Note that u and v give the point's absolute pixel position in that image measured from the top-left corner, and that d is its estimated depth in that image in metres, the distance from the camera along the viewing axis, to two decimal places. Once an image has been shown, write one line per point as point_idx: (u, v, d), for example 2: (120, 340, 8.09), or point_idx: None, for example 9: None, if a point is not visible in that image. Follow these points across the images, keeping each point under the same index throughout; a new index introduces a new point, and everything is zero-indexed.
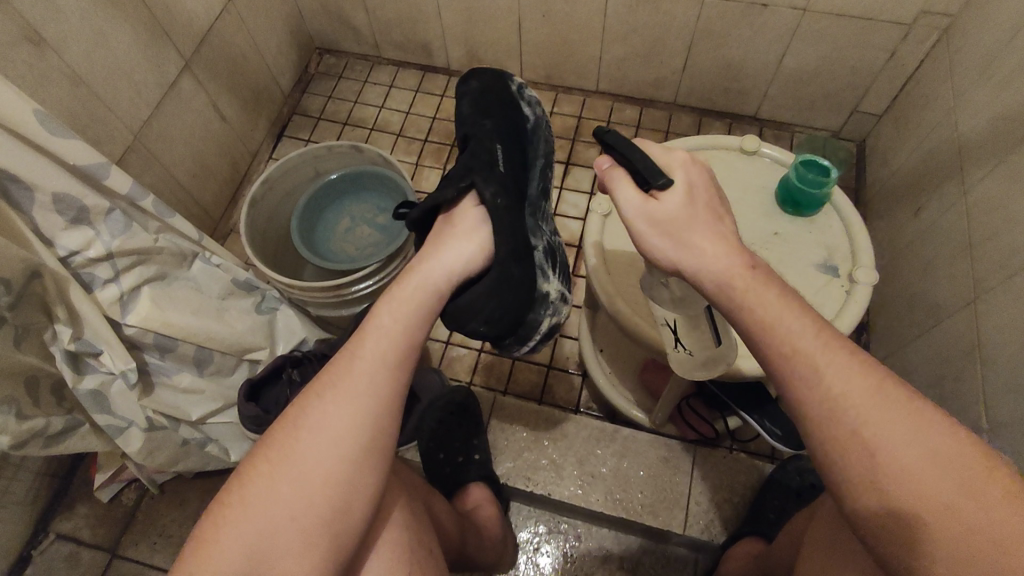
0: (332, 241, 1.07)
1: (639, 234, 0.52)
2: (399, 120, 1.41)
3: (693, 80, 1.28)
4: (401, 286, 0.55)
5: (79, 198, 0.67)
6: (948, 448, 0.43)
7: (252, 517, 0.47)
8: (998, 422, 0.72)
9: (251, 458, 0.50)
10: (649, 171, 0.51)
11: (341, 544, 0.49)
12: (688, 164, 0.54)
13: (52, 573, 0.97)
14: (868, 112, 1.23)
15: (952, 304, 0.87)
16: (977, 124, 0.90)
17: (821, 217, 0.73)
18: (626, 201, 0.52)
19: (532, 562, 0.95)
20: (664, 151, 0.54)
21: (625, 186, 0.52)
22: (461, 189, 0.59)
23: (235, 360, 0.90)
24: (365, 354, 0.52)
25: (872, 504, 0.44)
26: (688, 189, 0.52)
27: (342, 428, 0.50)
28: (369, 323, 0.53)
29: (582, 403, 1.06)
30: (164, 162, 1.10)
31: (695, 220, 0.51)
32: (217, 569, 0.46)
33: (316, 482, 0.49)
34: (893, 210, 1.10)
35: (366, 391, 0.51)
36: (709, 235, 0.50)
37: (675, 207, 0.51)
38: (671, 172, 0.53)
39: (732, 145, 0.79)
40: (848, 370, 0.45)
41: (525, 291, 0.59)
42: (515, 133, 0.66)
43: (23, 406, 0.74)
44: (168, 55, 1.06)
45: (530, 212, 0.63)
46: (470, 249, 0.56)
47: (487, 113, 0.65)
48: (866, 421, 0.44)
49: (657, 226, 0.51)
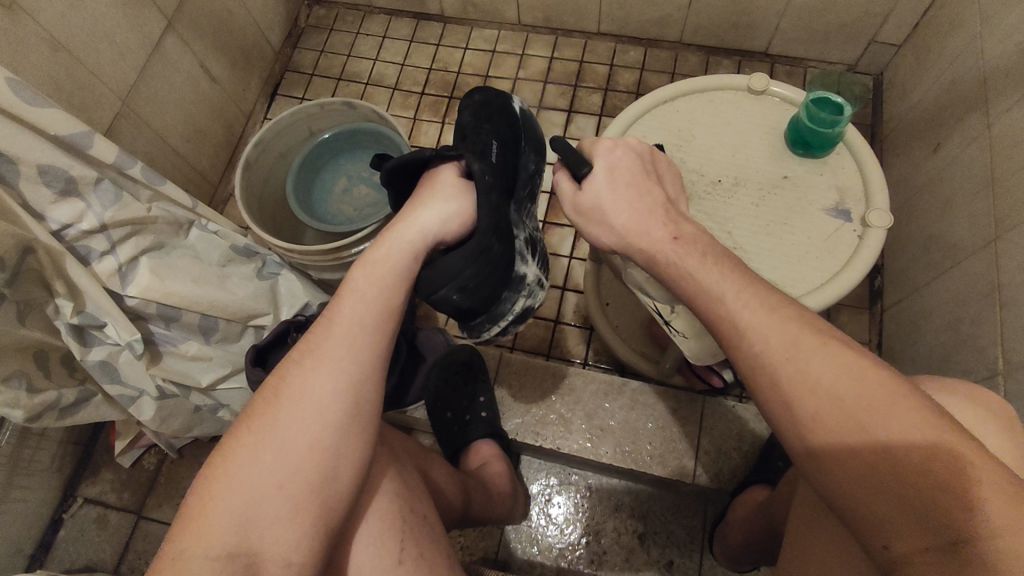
0: (328, 201, 1.05)
1: (577, 224, 0.57)
2: (394, 72, 1.36)
3: (700, 15, 1.21)
4: (375, 250, 0.55)
5: (66, 168, 0.66)
6: (890, 402, 0.39)
7: (239, 487, 0.47)
8: (1015, 363, 0.71)
9: (233, 431, 0.50)
10: (573, 163, 0.55)
11: (330, 508, 0.49)
12: (612, 147, 0.56)
13: (85, 534, 1.01)
14: (886, 42, 1.16)
15: (971, 244, 0.84)
16: (1006, 49, 0.84)
17: (833, 158, 0.70)
18: (561, 194, 0.57)
19: (544, 513, 0.97)
20: (591, 139, 0.57)
21: (559, 181, 0.57)
22: (447, 156, 0.57)
23: (240, 326, 0.89)
24: (343, 317, 0.52)
25: (825, 457, 0.41)
26: (609, 172, 0.55)
27: (325, 392, 0.50)
28: (344, 288, 0.54)
29: (590, 356, 1.06)
30: (156, 128, 1.08)
31: (618, 202, 0.53)
32: (205, 540, 0.46)
33: (301, 447, 0.49)
34: (911, 147, 1.05)
35: (347, 355, 0.51)
36: (629, 215, 0.53)
37: (596, 194, 0.54)
38: (593, 159, 0.56)
39: (739, 86, 0.75)
40: (780, 332, 0.44)
41: (501, 268, 0.58)
42: (516, 132, 0.62)
43: (34, 379, 0.75)
44: (149, 13, 1.02)
45: (515, 205, 0.61)
46: (450, 210, 0.55)
47: (489, 114, 0.60)
48: (796, 379, 0.42)
49: (583, 216, 0.55)
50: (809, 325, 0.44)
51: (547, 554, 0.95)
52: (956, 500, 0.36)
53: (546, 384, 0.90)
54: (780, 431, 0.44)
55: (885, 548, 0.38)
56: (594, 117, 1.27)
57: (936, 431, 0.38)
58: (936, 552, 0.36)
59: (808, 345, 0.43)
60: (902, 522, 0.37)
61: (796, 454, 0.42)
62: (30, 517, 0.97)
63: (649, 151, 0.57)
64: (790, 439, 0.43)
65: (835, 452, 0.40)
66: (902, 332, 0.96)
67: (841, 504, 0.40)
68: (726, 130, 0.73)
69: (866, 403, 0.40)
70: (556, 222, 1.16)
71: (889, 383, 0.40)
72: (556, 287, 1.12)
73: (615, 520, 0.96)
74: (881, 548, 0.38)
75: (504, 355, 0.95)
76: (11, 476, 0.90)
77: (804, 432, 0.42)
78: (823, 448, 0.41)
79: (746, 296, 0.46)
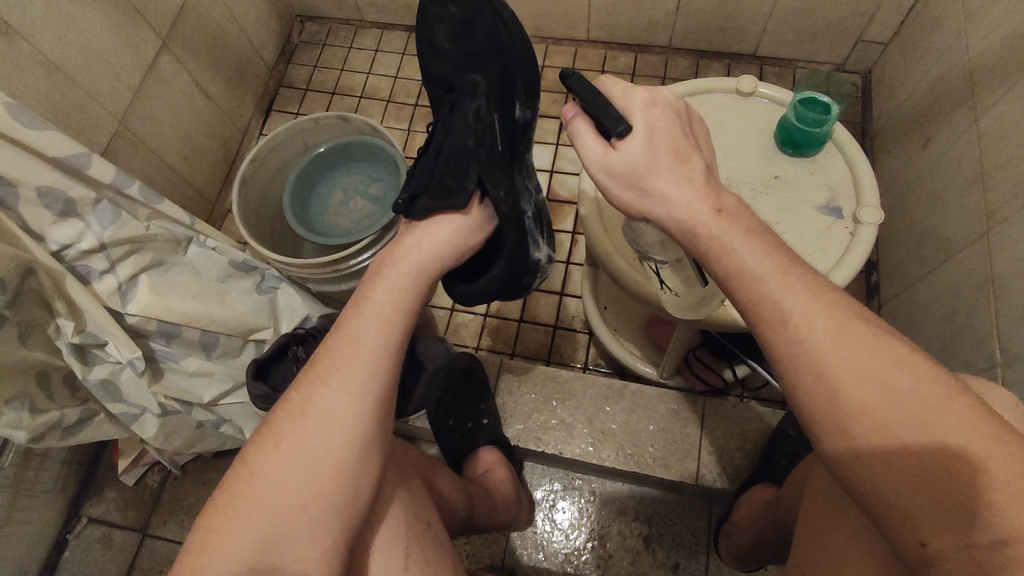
0: (325, 214, 1.06)
1: (607, 188, 0.49)
2: (388, 84, 1.38)
3: (688, 20, 1.23)
4: (398, 270, 0.54)
5: (64, 189, 0.67)
6: (942, 398, 0.38)
7: (262, 503, 0.48)
8: (1011, 354, 0.71)
9: (257, 447, 0.50)
10: (608, 121, 0.47)
11: (350, 524, 0.51)
12: (650, 103, 0.48)
13: (90, 554, 1.01)
14: (872, 41, 1.17)
15: (964, 237, 0.84)
16: (990, 44, 0.85)
17: (822, 156, 0.71)
18: (589, 154, 0.49)
19: (548, 518, 0.97)
20: (624, 91, 0.49)
21: (586, 139, 0.49)
22: (469, 187, 0.55)
23: (241, 341, 0.89)
24: (368, 341, 0.52)
25: (865, 454, 0.39)
26: (648, 132, 0.47)
27: (351, 415, 0.50)
28: (369, 307, 0.53)
29: (590, 360, 1.07)
30: (153, 147, 1.09)
31: (658, 167, 0.47)
32: (228, 554, 0.47)
33: (325, 468, 0.49)
34: (901, 143, 1.06)
35: (370, 378, 0.51)
36: (669, 179, 0.47)
37: (632, 157, 0.47)
38: (631, 115, 0.48)
39: (726, 88, 0.76)
40: (827, 317, 0.41)
41: (519, 255, 0.62)
42: (510, 85, 0.63)
43: (36, 400, 0.75)
44: (144, 34, 1.03)
45: (520, 166, 0.64)
46: (464, 246, 0.57)
47: (478, 59, 0.63)
48: (842, 369, 0.40)
49: (619, 180, 0.48)
50: (856, 311, 0.42)
51: (553, 560, 0.94)
52: (1001, 501, 0.35)
53: (548, 391, 0.90)
54: (814, 426, 0.41)
55: (921, 544, 0.38)
56: None
57: (993, 436, 0.36)
58: (970, 550, 0.36)
59: (856, 332, 0.41)
60: (937, 518, 0.37)
61: (829, 447, 0.41)
62: (35, 539, 0.97)
63: (685, 108, 0.50)
64: (827, 436, 0.41)
65: (878, 449, 0.39)
66: (898, 326, 0.96)
67: (874, 500, 0.39)
68: (716, 132, 0.73)
69: (921, 399, 0.38)
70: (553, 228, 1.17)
71: (944, 380, 0.39)
72: (555, 292, 1.12)
73: (620, 524, 0.96)
74: (914, 543, 0.38)
75: (504, 361, 0.95)
76: (14, 499, 0.90)
77: (845, 426, 0.40)
78: (869, 445, 0.39)
79: (789, 276, 0.43)
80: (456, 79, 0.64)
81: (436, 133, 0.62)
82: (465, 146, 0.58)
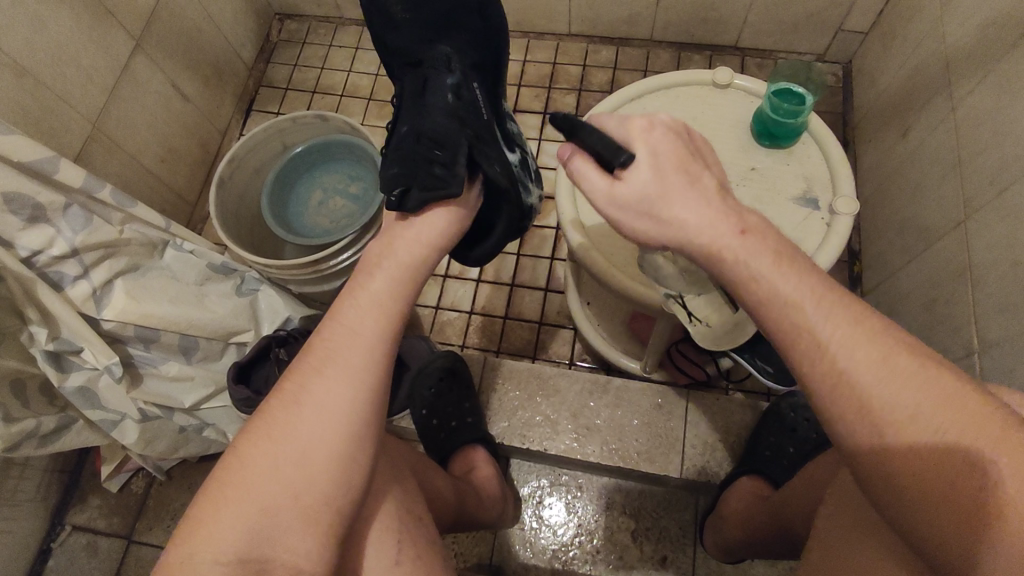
0: (304, 215, 1.04)
1: (615, 223, 0.46)
2: (369, 82, 1.36)
3: (669, 12, 1.22)
4: (391, 257, 0.53)
5: (32, 195, 0.65)
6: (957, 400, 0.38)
7: (253, 496, 0.48)
8: (989, 341, 0.72)
9: (249, 437, 0.49)
10: (607, 151, 0.45)
11: (342, 517, 0.50)
12: (650, 128, 0.46)
13: (75, 562, 1.00)
14: (852, 31, 1.17)
15: (943, 225, 0.84)
16: (966, 33, 0.85)
17: (798, 147, 0.71)
18: (591, 190, 0.46)
19: (536, 515, 0.97)
20: (620, 123, 0.47)
21: (587, 175, 0.46)
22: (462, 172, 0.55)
23: (222, 344, 0.88)
24: (362, 330, 0.51)
25: (859, 445, 0.40)
26: (652, 156, 0.44)
27: (343, 409, 0.49)
28: (363, 296, 0.52)
29: (575, 355, 1.07)
30: (129, 150, 1.07)
31: (671, 190, 0.43)
32: (218, 545, 0.47)
33: (318, 463, 0.48)
34: (881, 132, 1.06)
35: (365, 371, 0.50)
36: (691, 204, 0.43)
37: (641, 185, 0.44)
38: (631, 144, 0.46)
39: (704, 80, 0.75)
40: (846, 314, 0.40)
41: (519, 210, 0.63)
42: (480, 49, 0.63)
43: (12, 409, 0.74)
44: (116, 35, 1.02)
45: (499, 121, 0.65)
46: (466, 216, 0.57)
47: (438, 27, 0.63)
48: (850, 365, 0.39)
49: (627, 211, 0.45)
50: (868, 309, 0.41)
51: (541, 556, 0.95)
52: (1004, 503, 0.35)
53: (532, 387, 0.90)
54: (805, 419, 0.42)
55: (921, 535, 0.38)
56: (569, 117, 1.27)
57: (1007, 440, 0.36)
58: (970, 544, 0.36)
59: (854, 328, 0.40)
60: (931, 509, 0.38)
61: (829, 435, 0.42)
62: (18, 548, 0.96)
63: (689, 130, 0.48)
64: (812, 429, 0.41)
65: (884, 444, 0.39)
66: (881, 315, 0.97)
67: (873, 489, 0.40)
68: (694, 125, 0.73)
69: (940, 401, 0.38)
70: (537, 224, 1.17)
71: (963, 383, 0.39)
72: (539, 288, 1.12)
73: (608, 519, 0.96)
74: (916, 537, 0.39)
75: (488, 358, 0.95)
76: None
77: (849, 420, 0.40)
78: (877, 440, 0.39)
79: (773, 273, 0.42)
80: (422, 50, 0.64)
81: (408, 112, 0.61)
82: (444, 123, 0.57)
